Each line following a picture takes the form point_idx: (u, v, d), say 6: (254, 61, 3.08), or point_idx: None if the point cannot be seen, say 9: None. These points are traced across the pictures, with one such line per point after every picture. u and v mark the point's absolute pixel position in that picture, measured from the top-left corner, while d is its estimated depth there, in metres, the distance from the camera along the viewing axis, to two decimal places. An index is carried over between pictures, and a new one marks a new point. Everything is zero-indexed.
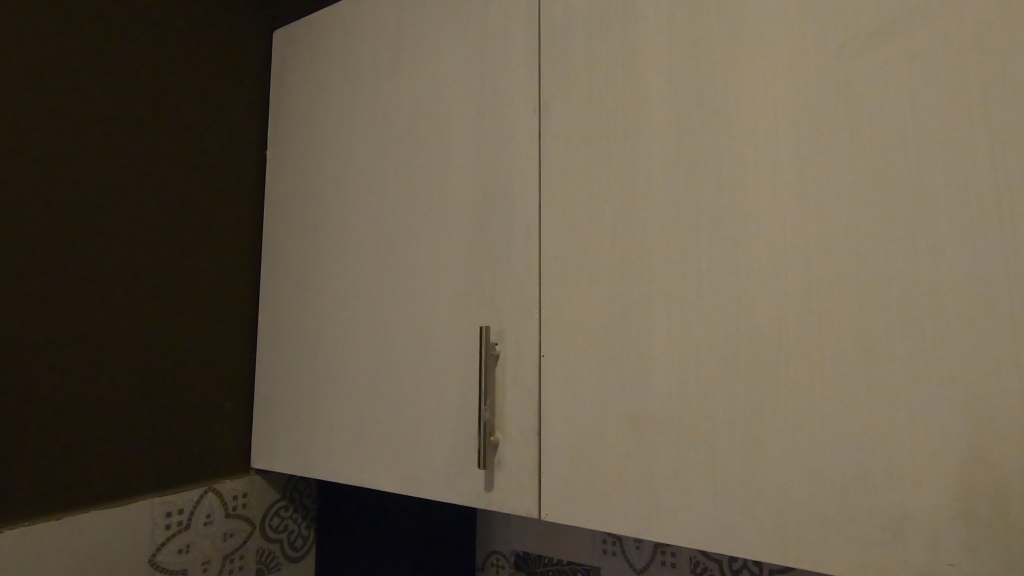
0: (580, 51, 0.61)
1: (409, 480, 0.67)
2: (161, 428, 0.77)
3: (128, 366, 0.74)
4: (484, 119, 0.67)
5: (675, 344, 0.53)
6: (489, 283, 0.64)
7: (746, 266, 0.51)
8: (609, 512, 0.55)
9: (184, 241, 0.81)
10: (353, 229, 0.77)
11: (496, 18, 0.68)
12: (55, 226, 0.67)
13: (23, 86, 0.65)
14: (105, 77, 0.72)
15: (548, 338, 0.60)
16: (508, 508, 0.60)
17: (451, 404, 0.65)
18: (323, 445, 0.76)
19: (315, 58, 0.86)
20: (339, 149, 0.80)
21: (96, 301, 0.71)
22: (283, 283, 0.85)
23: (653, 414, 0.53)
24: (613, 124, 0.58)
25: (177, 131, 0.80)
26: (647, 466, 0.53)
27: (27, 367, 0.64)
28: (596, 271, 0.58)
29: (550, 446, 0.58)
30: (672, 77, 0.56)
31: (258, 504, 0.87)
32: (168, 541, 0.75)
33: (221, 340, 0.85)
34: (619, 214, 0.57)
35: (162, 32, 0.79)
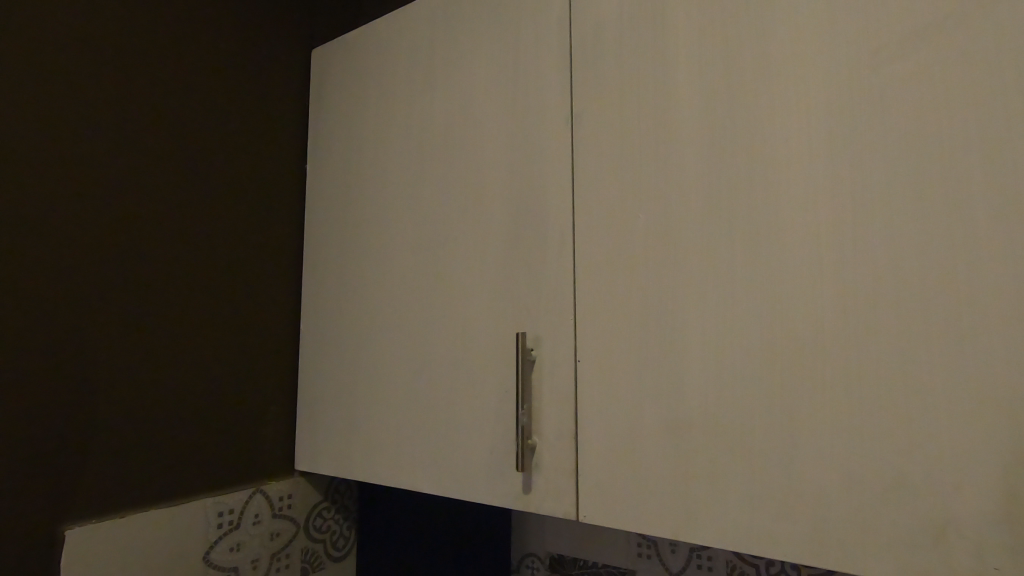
0: (610, 62, 0.63)
1: (449, 483, 0.69)
2: (211, 432, 0.80)
3: (180, 373, 0.78)
4: (517, 131, 0.69)
5: (710, 349, 0.54)
6: (525, 290, 0.66)
7: (781, 272, 0.51)
8: (646, 515, 0.56)
9: (230, 253, 0.85)
10: (389, 240, 0.80)
11: (527, 32, 0.70)
12: (112, 242, 0.71)
13: (81, 112, 0.69)
14: (155, 101, 0.77)
15: (584, 344, 0.61)
16: (546, 510, 0.62)
17: (489, 408, 0.67)
18: (362, 448, 0.79)
19: (352, 75, 0.89)
20: (377, 162, 0.83)
21: (151, 311, 0.75)
22: (323, 293, 0.88)
23: (689, 418, 0.54)
24: (645, 132, 0.59)
25: (222, 149, 0.84)
26: (685, 468, 0.54)
27: (90, 374, 0.69)
28: (629, 277, 0.59)
29: (587, 449, 0.60)
30: (704, 85, 0.57)
31: (303, 505, 0.90)
32: (220, 540, 0.79)
33: (266, 348, 0.89)
34: (653, 221, 0.58)
35: (208, 56, 0.84)
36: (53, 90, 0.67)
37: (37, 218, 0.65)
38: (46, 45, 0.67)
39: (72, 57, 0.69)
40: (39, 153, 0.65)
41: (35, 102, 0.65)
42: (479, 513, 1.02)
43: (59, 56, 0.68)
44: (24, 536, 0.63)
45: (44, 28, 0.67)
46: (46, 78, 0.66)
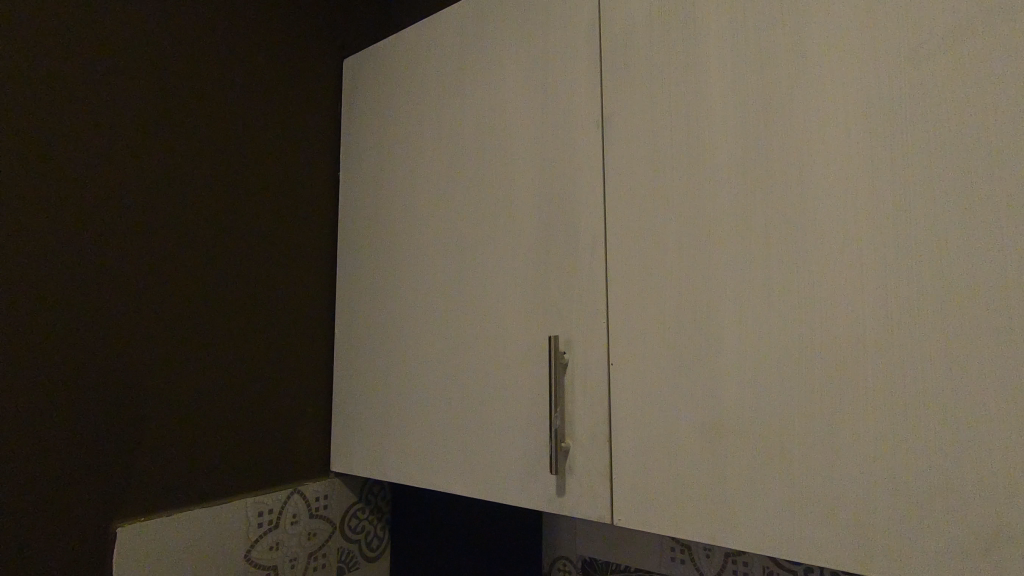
0: (640, 65, 0.63)
1: (483, 485, 0.70)
2: (250, 434, 0.83)
3: (221, 377, 0.80)
4: (547, 135, 0.69)
5: (745, 352, 0.53)
6: (557, 294, 0.66)
7: (819, 273, 0.51)
8: (683, 519, 0.55)
9: (266, 260, 0.87)
10: (421, 244, 0.81)
11: (556, 37, 0.70)
12: (157, 251, 0.74)
13: (125, 127, 0.72)
14: (195, 113, 0.80)
15: (617, 346, 0.61)
16: (580, 513, 0.62)
17: (522, 410, 0.67)
18: (396, 449, 0.80)
19: (383, 84, 0.91)
20: (408, 169, 0.84)
21: (193, 317, 0.78)
22: (357, 297, 0.90)
23: (726, 421, 0.54)
24: (678, 134, 0.59)
25: (259, 159, 0.87)
26: (721, 472, 0.54)
27: (138, 378, 0.72)
28: (662, 281, 0.59)
29: (621, 453, 0.60)
30: (738, 86, 0.56)
31: (338, 506, 0.92)
32: (260, 540, 0.81)
33: (302, 352, 0.91)
34: (686, 224, 0.58)
35: (245, 69, 0.86)
36: (99, 107, 0.70)
37: (85, 230, 0.68)
38: (91, 63, 0.70)
39: (116, 74, 0.72)
40: (86, 167, 0.68)
41: (82, 119, 0.68)
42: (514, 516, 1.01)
43: (105, 74, 0.71)
44: (76, 534, 0.65)
45: (90, 48, 0.70)
46: (92, 96, 0.69)
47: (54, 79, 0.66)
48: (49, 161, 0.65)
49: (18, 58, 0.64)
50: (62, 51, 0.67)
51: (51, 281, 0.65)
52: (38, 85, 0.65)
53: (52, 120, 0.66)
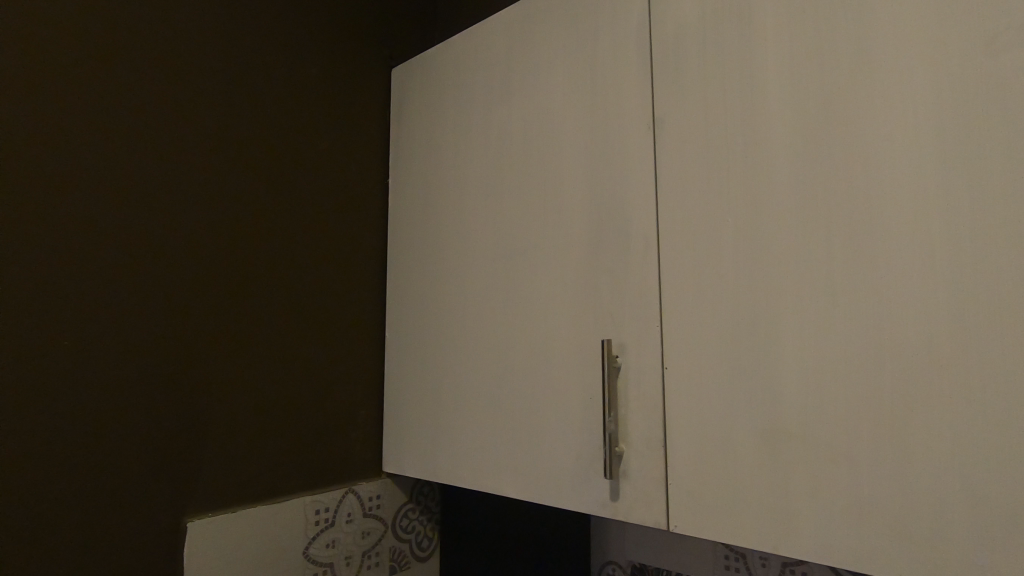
0: (692, 65, 0.62)
1: (535, 488, 0.70)
2: (306, 434, 0.86)
3: (278, 378, 0.83)
4: (596, 139, 0.69)
5: (808, 356, 0.52)
6: (608, 297, 0.66)
7: (886, 274, 0.49)
8: (742, 525, 0.54)
9: (319, 265, 0.90)
10: (469, 249, 0.82)
11: (604, 40, 0.70)
12: (219, 257, 0.78)
13: (184, 143, 0.76)
14: (253, 126, 0.83)
15: (671, 350, 0.61)
16: (635, 518, 0.61)
17: (574, 414, 0.68)
18: (446, 451, 0.81)
19: (431, 91, 0.92)
20: (457, 174, 0.85)
21: (252, 320, 0.81)
22: (407, 301, 0.92)
23: (786, 427, 0.53)
24: (732, 133, 0.58)
25: (312, 168, 0.90)
26: (782, 479, 0.52)
27: (203, 378, 0.75)
28: (717, 284, 0.58)
29: (676, 458, 0.59)
30: (795, 83, 0.55)
31: (390, 505, 0.93)
32: (317, 537, 0.84)
33: (354, 355, 0.93)
34: (742, 226, 0.57)
35: (299, 82, 0.90)
36: (159, 125, 0.74)
37: (148, 241, 0.71)
38: (153, 84, 0.73)
39: (176, 92, 0.75)
40: (148, 181, 0.72)
41: (144, 136, 0.72)
42: (562, 521, 0.99)
43: (164, 93, 0.74)
44: (144, 532, 0.69)
45: (151, 69, 0.73)
46: (153, 114, 0.73)
47: (118, 99, 0.70)
48: (115, 176, 0.69)
49: (86, 81, 0.68)
50: (125, 73, 0.71)
51: (118, 291, 0.69)
52: (102, 107, 0.69)
53: (117, 139, 0.70)
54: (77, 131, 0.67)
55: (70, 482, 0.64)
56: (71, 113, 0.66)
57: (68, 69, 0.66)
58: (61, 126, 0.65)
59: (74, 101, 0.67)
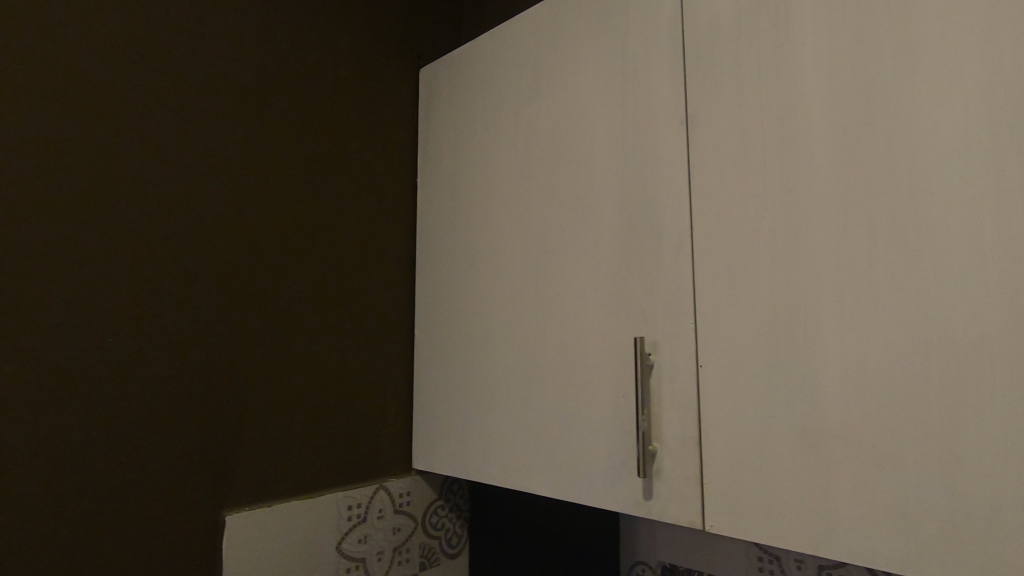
0: (726, 60, 0.61)
1: (566, 486, 0.70)
2: (338, 431, 0.87)
3: (311, 375, 0.85)
4: (627, 136, 0.69)
5: (850, 355, 0.51)
6: (640, 294, 0.66)
7: (933, 272, 0.48)
8: (779, 526, 0.54)
9: (350, 263, 0.91)
10: (498, 249, 0.82)
11: (635, 37, 0.70)
12: (254, 257, 0.80)
13: (218, 148, 0.77)
14: (285, 128, 0.85)
15: (705, 348, 0.60)
16: (669, 517, 0.61)
17: (606, 413, 0.67)
18: (476, 449, 0.82)
19: (460, 91, 0.93)
20: (485, 173, 0.86)
21: (285, 319, 0.83)
22: (436, 299, 0.93)
23: (826, 426, 0.52)
24: (767, 128, 0.58)
25: (342, 169, 0.91)
26: (822, 479, 0.51)
27: (239, 375, 0.77)
28: (753, 280, 0.57)
29: (711, 457, 0.58)
30: (835, 78, 0.54)
31: (421, 502, 0.94)
32: (350, 532, 0.85)
33: (384, 353, 0.94)
34: (780, 222, 0.56)
35: (330, 84, 0.91)
36: (196, 129, 0.75)
37: (185, 245, 0.73)
38: (190, 88, 0.75)
39: (212, 96, 0.77)
40: (185, 184, 0.74)
41: (180, 141, 0.74)
42: (587, 517, 1.00)
43: (201, 97, 0.76)
44: (182, 529, 0.71)
45: (187, 74, 0.75)
46: (190, 118, 0.75)
47: (156, 105, 0.72)
48: (153, 183, 0.71)
49: (124, 91, 0.69)
50: (161, 81, 0.73)
51: (157, 295, 0.70)
52: (140, 115, 0.71)
53: (155, 143, 0.72)
54: (116, 140, 0.68)
55: (113, 481, 0.66)
56: (109, 122, 0.68)
57: (106, 78, 0.68)
58: (101, 135, 0.67)
59: (113, 110, 0.68)
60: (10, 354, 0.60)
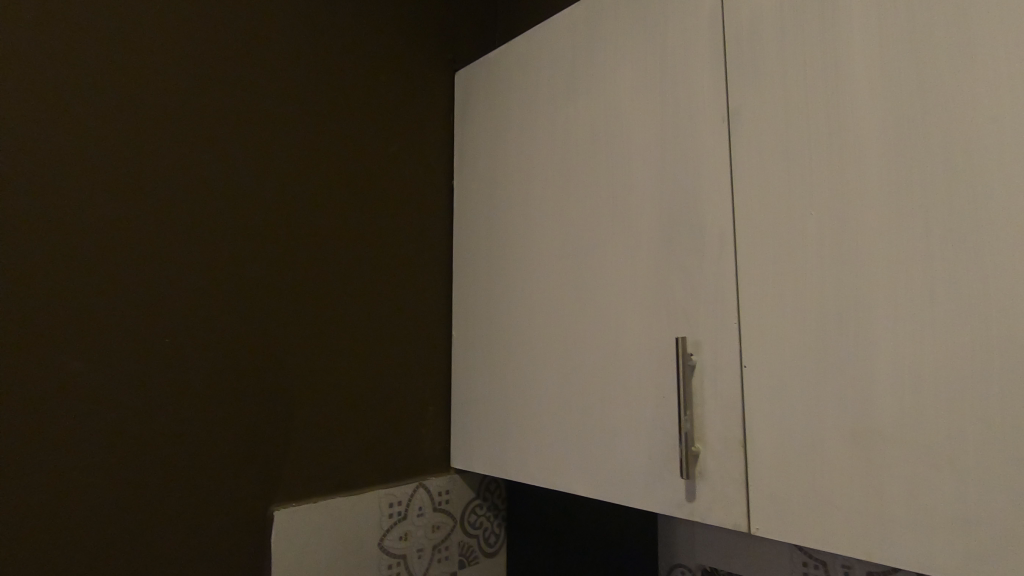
0: (770, 55, 0.60)
1: (606, 485, 0.70)
2: (379, 429, 0.88)
3: (352, 374, 0.86)
4: (667, 135, 0.68)
5: (904, 354, 0.50)
6: (681, 294, 0.65)
7: (995, 269, 0.46)
8: (829, 530, 0.52)
9: (389, 265, 0.93)
10: (536, 250, 0.83)
11: (675, 34, 0.69)
12: (297, 259, 0.82)
13: (262, 155, 0.80)
14: (326, 133, 0.87)
15: (750, 348, 0.59)
16: (713, 519, 0.60)
17: (647, 414, 0.67)
18: (515, 449, 0.82)
19: (496, 93, 0.94)
20: (522, 174, 0.86)
21: (328, 319, 0.85)
22: (474, 300, 0.94)
23: (879, 428, 0.50)
24: (813, 123, 0.56)
25: (380, 172, 0.93)
26: (874, 482, 0.50)
27: (285, 374, 0.80)
28: (800, 279, 0.56)
29: (757, 459, 0.57)
30: (886, 69, 0.53)
31: (459, 500, 0.95)
32: (391, 529, 0.86)
33: (423, 352, 0.95)
34: (828, 219, 0.55)
35: (369, 89, 0.93)
36: (242, 135, 0.78)
37: (231, 250, 0.76)
38: (236, 98, 0.78)
39: (257, 104, 0.80)
40: (233, 190, 0.77)
41: (228, 148, 0.77)
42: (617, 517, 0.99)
43: (246, 105, 0.79)
44: (231, 525, 0.73)
45: (235, 84, 0.78)
46: (237, 125, 0.78)
47: (205, 114, 0.75)
48: (201, 191, 0.74)
49: (175, 102, 0.73)
50: (208, 93, 0.76)
51: (206, 298, 0.73)
52: (190, 124, 0.74)
53: (204, 150, 0.75)
54: (168, 148, 0.72)
55: (166, 478, 0.69)
56: (160, 134, 0.71)
57: (156, 92, 0.71)
58: (153, 146, 0.70)
59: (164, 122, 0.72)
60: (73, 356, 0.63)
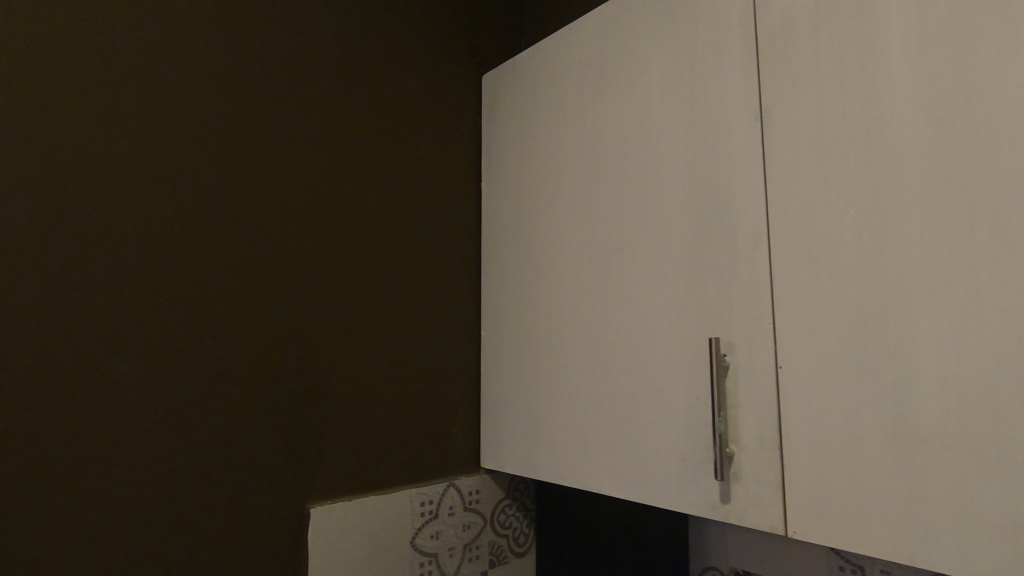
0: (804, 51, 0.60)
1: (637, 486, 0.70)
2: (410, 429, 0.90)
3: (384, 375, 0.88)
4: (698, 133, 0.68)
5: (948, 355, 0.49)
6: (714, 294, 0.65)
7: None
8: (869, 534, 0.51)
9: (419, 267, 0.94)
10: (564, 252, 0.83)
11: (704, 32, 0.69)
12: (329, 262, 0.84)
13: (295, 161, 0.82)
14: (356, 138, 0.89)
15: (785, 348, 0.58)
16: (748, 521, 0.59)
17: (679, 414, 0.67)
18: (545, 449, 0.83)
19: (524, 95, 0.94)
20: (551, 175, 0.87)
21: (360, 321, 0.86)
22: (503, 301, 0.94)
23: (921, 430, 0.49)
24: (850, 120, 0.56)
25: (409, 176, 0.94)
26: (917, 486, 0.49)
27: (319, 375, 0.81)
28: (836, 279, 0.55)
29: (793, 462, 0.57)
30: (926, 63, 0.52)
31: (489, 500, 0.96)
32: (423, 528, 0.88)
33: (452, 353, 0.96)
34: (865, 217, 0.54)
35: (396, 94, 0.94)
36: (276, 142, 0.80)
37: (266, 254, 0.78)
38: (270, 106, 0.80)
39: (289, 112, 0.82)
40: (267, 195, 0.79)
41: (261, 155, 0.79)
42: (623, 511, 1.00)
43: (280, 113, 0.81)
44: (268, 522, 0.75)
45: (268, 93, 0.80)
46: (271, 133, 0.80)
47: (240, 123, 0.77)
48: (237, 197, 0.76)
49: (212, 111, 0.75)
50: (243, 102, 0.78)
51: (242, 301, 0.75)
52: (227, 133, 0.76)
53: (239, 158, 0.77)
54: (206, 156, 0.74)
55: (206, 475, 0.71)
56: (198, 143, 0.74)
57: (193, 102, 0.74)
58: (191, 154, 0.73)
59: (202, 131, 0.74)
60: (119, 357, 0.66)
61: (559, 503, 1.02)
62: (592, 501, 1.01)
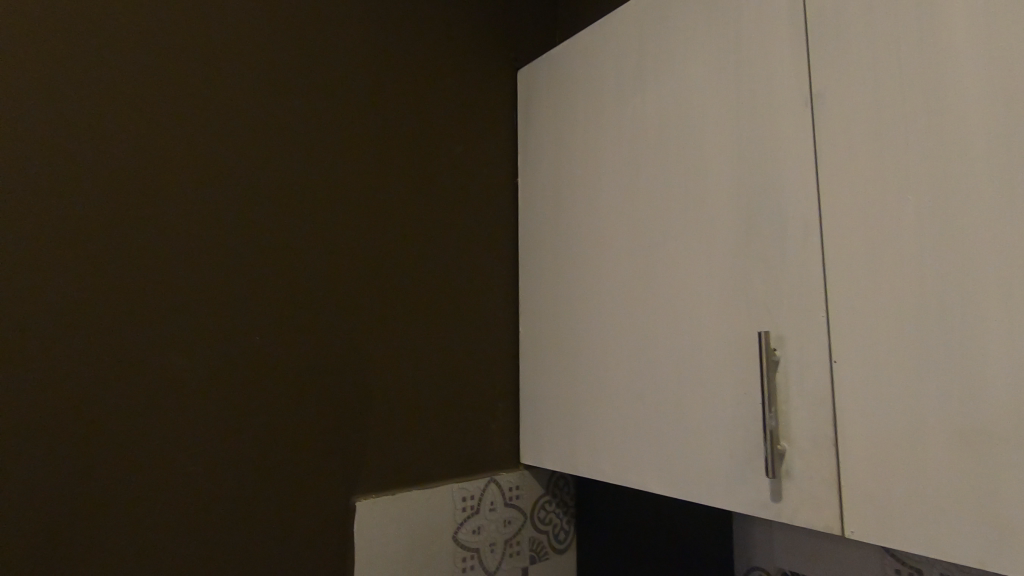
0: (856, 34, 0.57)
1: (683, 483, 0.69)
2: (450, 425, 0.90)
3: (424, 371, 0.88)
4: (744, 123, 0.66)
5: (1018, 349, 0.46)
6: (761, 288, 0.63)
7: None
8: (932, 534, 0.49)
9: (457, 263, 0.94)
10: (604, 247, 0.82)
11: (749, 19, 0.67)
12: (370, 259, 0.85)
13: (336, 161, 0.83)
14: (394, 136, 0.90)
15: (840, 342, 0.56)
16: (802, 520, 0.58)
17: (727, 410, 0.65)
18: (587, 445, 0.82)
19: (561, 88, 0.93)
20: (589, 169, 0.86)
21: (399, 317, 0.87)
22: (542, 297, 0.94)
23: (989, 427, 0.47)
24: (908, 104, 0.53)
25: (446, 172, 0.95)
26: (985, 485, 0.47)
27: (361, 370, 0.83)
28: (894, 270, 0.53)
29: (849, 459, 0.55)
30: (991, 41, 0.49)
31: (529, 496, 0.96)
32: (464, 523, 0.88)
33: (491, 349, 0.96)
34: (925, 205, 0.52)
35: (432, 92, 0.95)
36: (316, 143, 0.82)
37: (309, 253, 0.80)
38: (310, 107, 0.82)
39: (329, 112, 0.84)
40: (309, 195, 0.80)
41: (303, 155, 0.81)
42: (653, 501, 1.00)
43: (320, 113, 0.83)
44: (314, 515, 0.77)
45: (308, 94, 0.82)
46: (311, 133, 0.82)
47: (282, 124, 0.79)
48: (280, 198, 0.78)
49: (254, 115, 0.77)
50: (284, 105, 0.80)
51: (286, 298, 0.77)
52: (269, 135, 0.78)
53: (282, 158, 0.79)
54: (250, 158, 0.76)
55: (253, 468, 0.73)
56: (242, 146, 0.76)
57: (237, 107, 0.76)
58: (236, 156, 0.75)
59: (246, 134, 0.76)
60: (171, 354, 0.69)
61: (591, 500, 1.01)
62: (624, 494, 1.00)
